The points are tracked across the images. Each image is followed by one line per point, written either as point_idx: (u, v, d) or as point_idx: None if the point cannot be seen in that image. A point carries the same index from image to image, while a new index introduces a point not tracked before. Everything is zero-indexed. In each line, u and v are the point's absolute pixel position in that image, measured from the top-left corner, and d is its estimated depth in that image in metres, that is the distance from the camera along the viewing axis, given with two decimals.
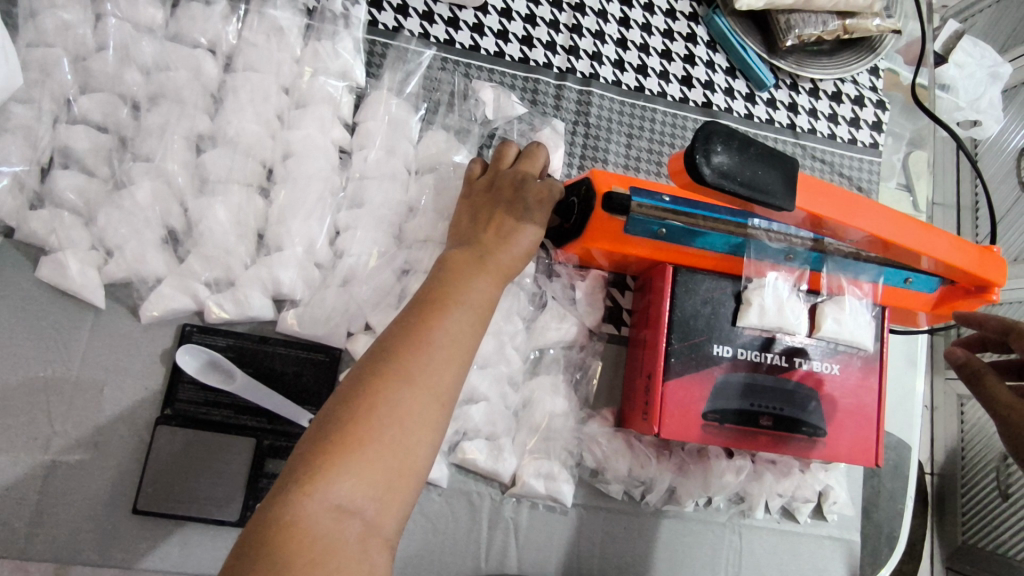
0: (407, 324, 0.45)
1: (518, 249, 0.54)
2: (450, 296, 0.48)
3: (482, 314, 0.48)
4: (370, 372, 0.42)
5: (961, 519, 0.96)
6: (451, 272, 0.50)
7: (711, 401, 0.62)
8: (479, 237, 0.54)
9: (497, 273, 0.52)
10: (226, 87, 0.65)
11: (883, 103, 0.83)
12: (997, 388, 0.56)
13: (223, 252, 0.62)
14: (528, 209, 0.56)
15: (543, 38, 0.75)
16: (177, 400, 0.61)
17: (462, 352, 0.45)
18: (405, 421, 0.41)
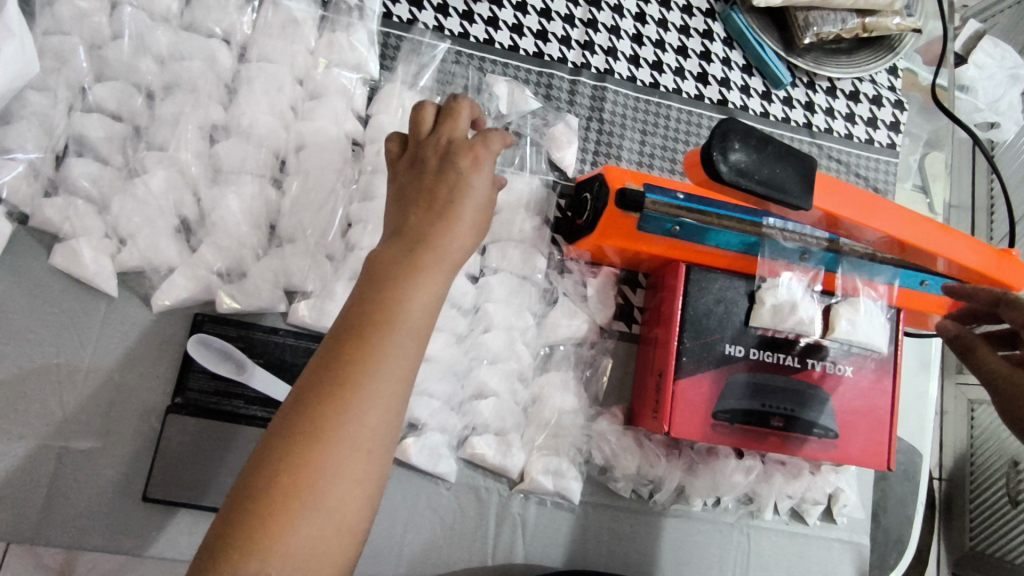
0: (331, 360, 0.40)
1: (462, 233, 0.44)
2: (380, 322, 0.40)
3: (422, 333, 0.42)
4: (295, 424, 0.38)
5: (969, 524, 0.96)
6: (380, 289, 0.41)
7: (722, 400, 0.62)
8: (410, 229, 0.44)
9: (437, 279, 0.43)
10: (240, 78, 0.65)
11: (902, 102, 0.82)
12: (991, 360, 0.55)
13: (235, 243, 0.62)
14: (461, 183, 0.45)
15: (558, 33, 0.75)
16: (188, 389, 0.61)
17: (398, 386, 0.40)
18: (341, 476, 0.37)
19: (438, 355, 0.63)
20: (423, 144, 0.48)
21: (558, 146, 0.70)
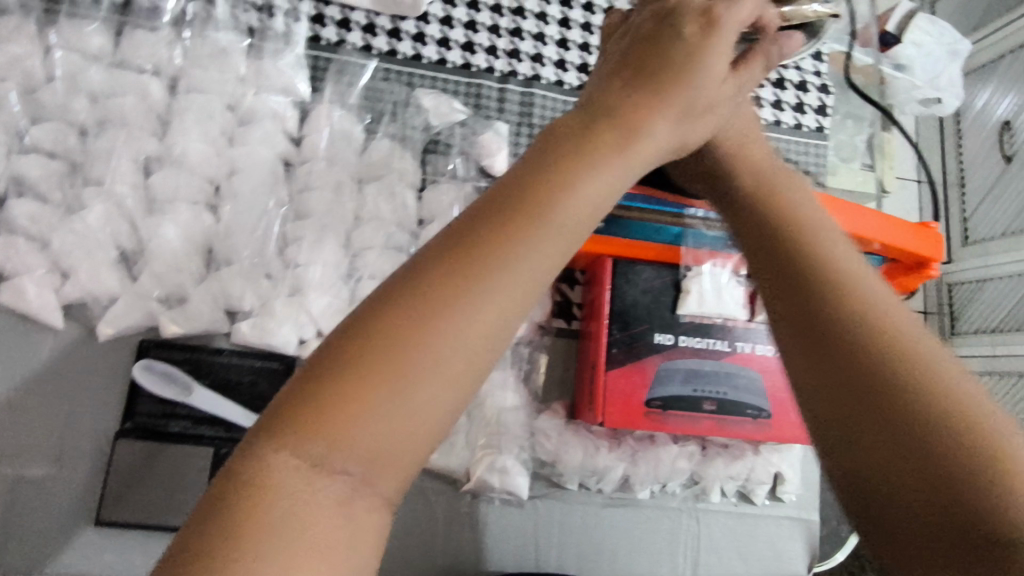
0: (427, 262, 0.30)
1: (664, 120, 0.36)
2: (519, 218, 0.30)
3: (560, 253, 0.31)
4: (346, 340, 0.28)
5: None
6: (527, 178, 0.32)
7: (654, 388, 0.63)
8: (629, 95, 0.36)
9: (611, 173, 0.33)
10: (172, 110, 0.67)
11: (826, 87, 0.84)
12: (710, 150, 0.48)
13: (172, 269, 0.64)
14: (692, 56, 0.37)
15: (484, 44, 0.75)
16: (136, 413, 0.63)
17: (489, 325, 0.29)
18: (387, 419, 0.27)
19: None
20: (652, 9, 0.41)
21: (489, 152, 0.71)
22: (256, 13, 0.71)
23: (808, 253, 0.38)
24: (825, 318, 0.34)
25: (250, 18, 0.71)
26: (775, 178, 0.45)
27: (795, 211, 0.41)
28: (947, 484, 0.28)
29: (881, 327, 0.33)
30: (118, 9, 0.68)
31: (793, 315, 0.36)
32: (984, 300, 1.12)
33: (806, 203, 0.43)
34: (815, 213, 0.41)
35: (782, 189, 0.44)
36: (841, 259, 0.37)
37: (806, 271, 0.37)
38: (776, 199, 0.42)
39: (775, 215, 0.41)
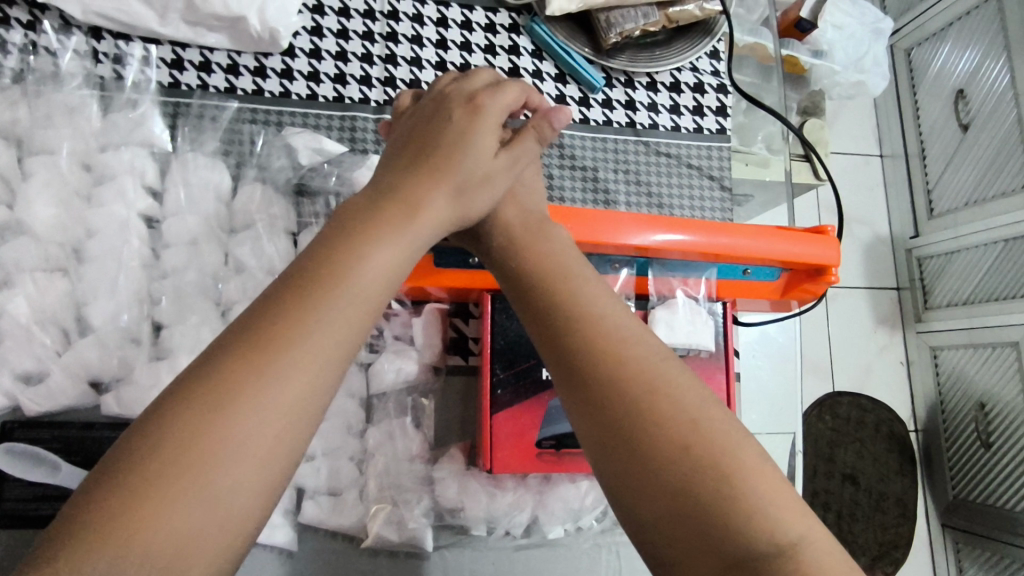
0: (267, 316, 0.35)
1: (447, 182, 0.45)
2: (335, 273, 0.37)
3: (371, 301, 0.38)
4: (205, 388, 0.32)
5: (948, 463, 1.28)
6: (337, 244, 0.38)
7: (546, 427, 0.60)
8: (411, 173, 0.45)
9: (412, 230, 0.41)
10: (20, 173, 0.63)
11: (724, 86, 0.80)
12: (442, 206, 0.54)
13: (27, 344, 0.61)
14: (467, 134, 0.49)
15: (356, 74, 0.73)
16: (4, 500, 0.59)
17: (338, 354, 0.35)
18: (259, 438, 0.32)
19: None
20: (434, 94, 0.53)
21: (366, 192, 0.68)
22: (108, 64, 0.69)
23: (563, 310, 0.43)
24: (586, 370, 0.40)
25: (102, 70, 0.69)
26: (537, 226, 0.51)
27: (553, 260, 0.48)
28: (681, 492, 0.35)
29: (619, 367, 0.40)
30: None
31: (565, 369, 0.41)
32: (954, 273, 1.29)
33: (562, 249, 0.49)
34: (568, 259, 0.48)
35: (553, 238, 0.50)
36: (593, 309, 0.43)
37: (566, 325, 0.42)
38: (544, 252, 0.48)
39: (540, 269, 0.47)
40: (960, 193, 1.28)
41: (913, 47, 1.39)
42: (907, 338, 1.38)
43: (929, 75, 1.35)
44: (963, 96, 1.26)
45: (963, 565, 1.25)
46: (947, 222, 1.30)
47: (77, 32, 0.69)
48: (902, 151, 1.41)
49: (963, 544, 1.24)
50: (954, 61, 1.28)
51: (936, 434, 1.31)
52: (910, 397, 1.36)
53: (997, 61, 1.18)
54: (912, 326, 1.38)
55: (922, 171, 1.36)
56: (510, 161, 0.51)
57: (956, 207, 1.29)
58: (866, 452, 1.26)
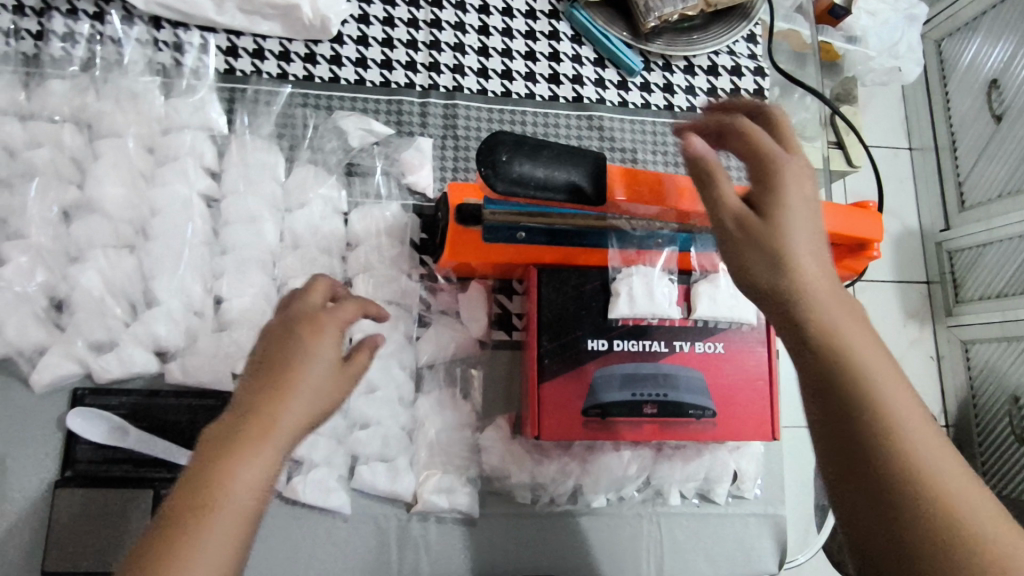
0: (152, 539, 0.38)
1: (307, 387, 0.43)
2: (210, 496, 0.39)
3: (246, 513, 0.39)
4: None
5: (982, 469, 1.12)
6: (205, 467, 0.40)
7: (591, 396, 0.61)
8: (261, 386, 0.43)
9: (273, 451, 0.41)
10: (89, 155, 0.67)
11: (761, 69, 0.82)
12: (722, 180, 0.45)
13: (100, 316, 0.64)
14: (294, 350, 0.44)
15: (402, 59, 0.76)
16: (77, 461, 0.63)
17: (221, 565, 0.38)
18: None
19: None
20: (282, 313, 0.47)
21: (412, 170, 0.71)
22: (167, 52, 0.72)
23: (857, 391, 0.38)
24: (868, 462, 0.37)
25: (162, 56, 0.72)
26: (816, 263, 0.43)
27: (834, 316, 0.41)
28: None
29: (908, 468, 0.36)
30: (26, 60, 0.69)
31: (843, 454, 0.38)
32: (987, 265, 1.13)
33: (846, 303, 0.42)
34: (853, 322, 0.41)
35: (832, 282, 0.43)
36: (883, 392, 0.38)
37: (859, 409, 0.38)
38: (830, 304, 0.41)
39: (823, 329, 0.40)
40: (993, 185, 1.12)
41: (944, 37, 1.23)
42: (938, 333, 1.21)
43: (959, 66, 1.20)
44: (997, 86, 1.11)
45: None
46: (981, 213, 1.14)
47: (139, 22, 0.72)
48: (933, 143, 1.23)
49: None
50: (984, 54, 1.14)
51: (968, 429, 1.15)
52: (941, 392, 1.19)
53: None
54: (942, 320, 1.20)
55: (952, 165, 1.20)
56: (810, 227, 0.44)
57: (990, 198, 1.13)
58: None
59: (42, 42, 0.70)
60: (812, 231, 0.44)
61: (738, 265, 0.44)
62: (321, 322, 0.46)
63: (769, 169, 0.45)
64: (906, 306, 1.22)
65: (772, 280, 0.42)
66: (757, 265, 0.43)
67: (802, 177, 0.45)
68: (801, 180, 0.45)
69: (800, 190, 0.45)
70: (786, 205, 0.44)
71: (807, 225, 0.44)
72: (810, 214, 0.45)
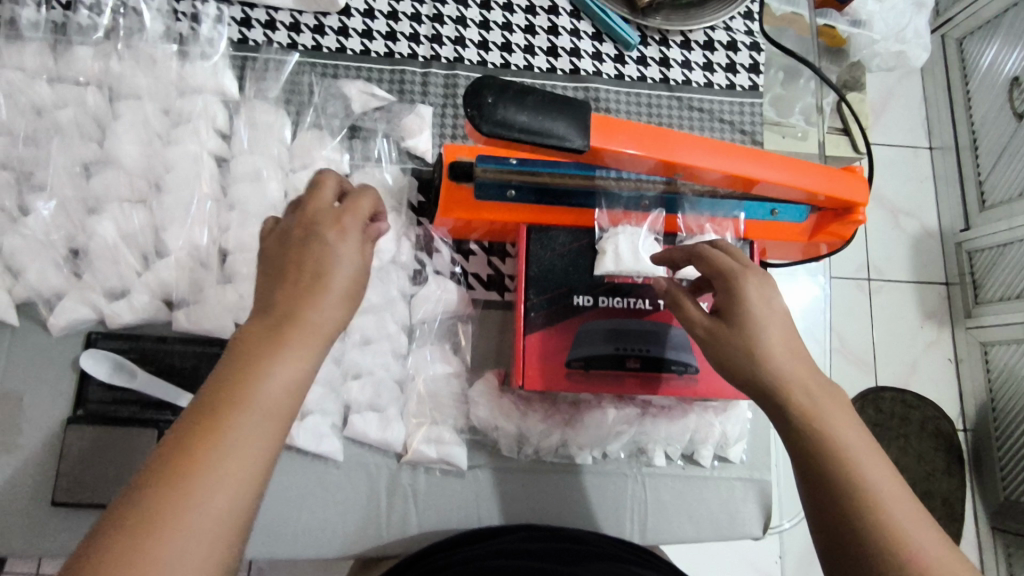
0: (180, 437, 0.35)
1: (338, 290, 0.41)
2: (242, 388, 0.37)
3: (278, 411, 0.37)
4: (130, 509, 0.33)
5: (1000, 473, 1.08)
6: (237, 368, 0.38)
7: (575, 349, 0.62)
8: (287, 286, 0.41)
9: (309, 349, 0.39)
10: (109, 116, 0.71)
11: (757, 44, 0.83)
12: (691, 310, 0.51)
13: (114, 265, 0.68)
14: (326, 247, 0.42)
15: (406, 32, 0.79)
16: (89, 402, 0.66)
17: (252, 459, 0.36)
18: (203, 526, 0.33)
19: None
20: (293, 217, 0.45)
21: (412, 134, 0.74)
22: (186, 22, 0.76)
23: (828, 458, 0.42)
24: (838, 512, 0.41)
25: (180, 26, 0.76)
26: (786, 349, 0.46)
27: (806, 391, 0.44)
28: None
29: (873, 512, 0.40)
30: (55, 28, 0.74)
31: (823, 509, 0.42)
32: (1008, 265, 1.10)
33: (816, 375, 0.46)
34: (826, 395, 0.44)
35: (805, 363, 0.46)
36: (851, 455, 0.42)
37: (829, 472, 0.42)
38: (806, 381, 0.45)
39: (799, 405, 0.44)
40: (1015, 183, 1.09)
41: (966, 37, 1.20)
42: (956, 335, 1.17)
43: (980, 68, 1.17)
44: (1020, 82, 1.08)
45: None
46: (1003, 213, 1.10)
47: None
48: (954, 142, 1.20)
49: (1014, 551, 1.07)
50: (1003, 57, 1.12)
51: (987, 433, 1.11)
52: (959, 396, 1.15)
53: None
54: (961, 322, 1.17)
55: (973, 163, 1.17)
56: (782, 329, 0.47)
57: (1011, 197, 1.10)
58: (911, 450, 1.11)
59: (71, 11, 0.74)
60: (780, 323, 0.47)
61: (717, 358, 0.48)
62: (343, 231, 0.43)
63: (729, 281, 0.49)
64: (925, 306, 1.18)
65: (746, 367, 0.46)
66: (736, 361, 0.46)
67: (762, 284, 0.48)
68: (764, 291, 0.48)
69: (762, 301, 0.47)
70: (750, 307, 0.47)
71: (775, 330, 0.46)
72: (781, 311, 0.48)
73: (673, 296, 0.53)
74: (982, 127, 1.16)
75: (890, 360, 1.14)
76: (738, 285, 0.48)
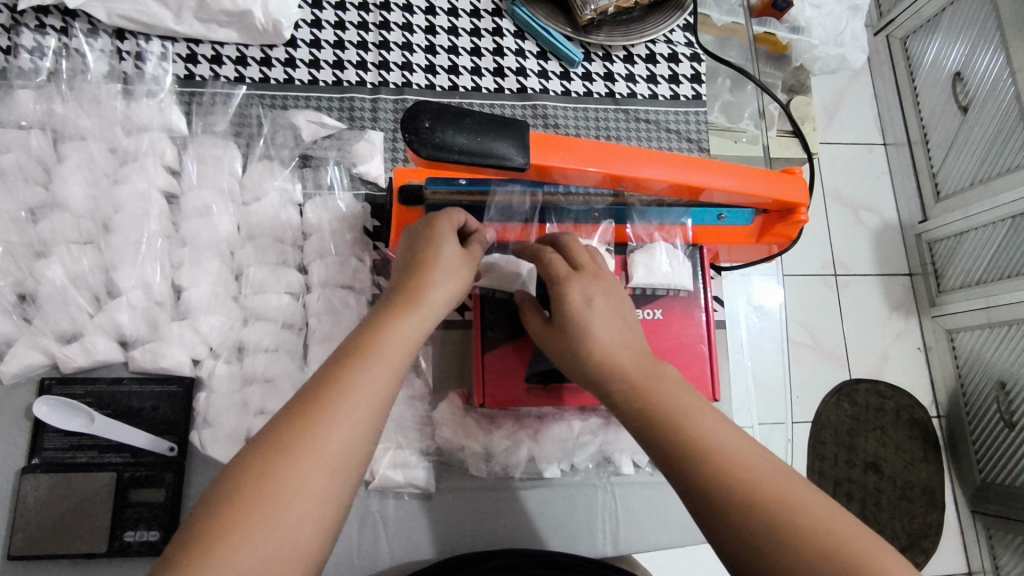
0: (322, 376, 0.42)
1: (444, 277, 0.51)
2: (369, 347, 0.44)
3: (398, 365, 0.45)
4: (262, 449, 0.39)
5: (976, 457, 1.10)
6: (361, 332, 0.45)
7: (533, 364, 0.63)
8: (406, 282, 0.50)
9: (418, 320, 0.48)
10: (55, 158, 0.71)
11: (698, 55, 0.85)
12: (531, 317, 0.59)
13: (63, 308, 0.67)
14: (441, 254, 0.52)
15: (353, 60, 0.80)
16: (44, 449, 0.64)
17: (379, 403, 0.42)
18: (334, 442, 0.39)
19: (271, 375, 0.69)
20: (421, 230, 0.55)
21: (362, 160, 0.75)
22: (130, 61, 0.76)
23: (704, 462, 0.42)
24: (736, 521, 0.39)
25: (124, 65, 0.76)
26: (619, 342, 0.51)
27: (656, 395, 0.47)
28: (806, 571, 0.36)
29: (756, 503, 0.39)
30: None
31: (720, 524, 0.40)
32: (966, 253, 1.12)
33: (659, 378, 0.48)
34: (676, 399, 0.46)
35: (653, 368, 0.49)
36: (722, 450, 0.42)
37: (699, 474, 0.41)
38: (630, 363, 0.50)
39: (646, 399, 0.47)
40: (966, 173, 1.13)
41: (909, 35, 1.24)
42: (923, 325, 1.20)
43: (923, 65, 1.21)
44: (961, 78, 1.12)
45: (999, 561, 1.08)
46: (957, 202, 1.14)
47: (103, 34, 0.76)
48: (906, 138, 1.24)
49: (994, 534, 1.08)
50: (946, 52, 1.16)
51: (959, 418, 1.14)
52: (928, 383, 1.18)
53: (989, 48, 1.07)
54: (927, 311, 1.20)
55: (925, 157, 1.21)
56: (606, 326, 0.52)
57: (964, 186, 1.13)
58: (889, 441, 1.13)
59: (11, 55, 0.74)
60: (615, 324, 0.52)
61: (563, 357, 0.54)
62: (446, 241, 0.53)
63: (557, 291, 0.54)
64: (889, 299, 1.21)
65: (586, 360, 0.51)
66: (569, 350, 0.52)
67: (580, 288, 0.54)
68: (585, 294, 0.54)
69: (586, 301, 0.53)
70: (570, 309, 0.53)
71: (596, 318, 0.52)
72: (600, 304, 0.53)
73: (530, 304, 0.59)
74: (930, 123, 1.20)
75: (856, 354, 1.16)
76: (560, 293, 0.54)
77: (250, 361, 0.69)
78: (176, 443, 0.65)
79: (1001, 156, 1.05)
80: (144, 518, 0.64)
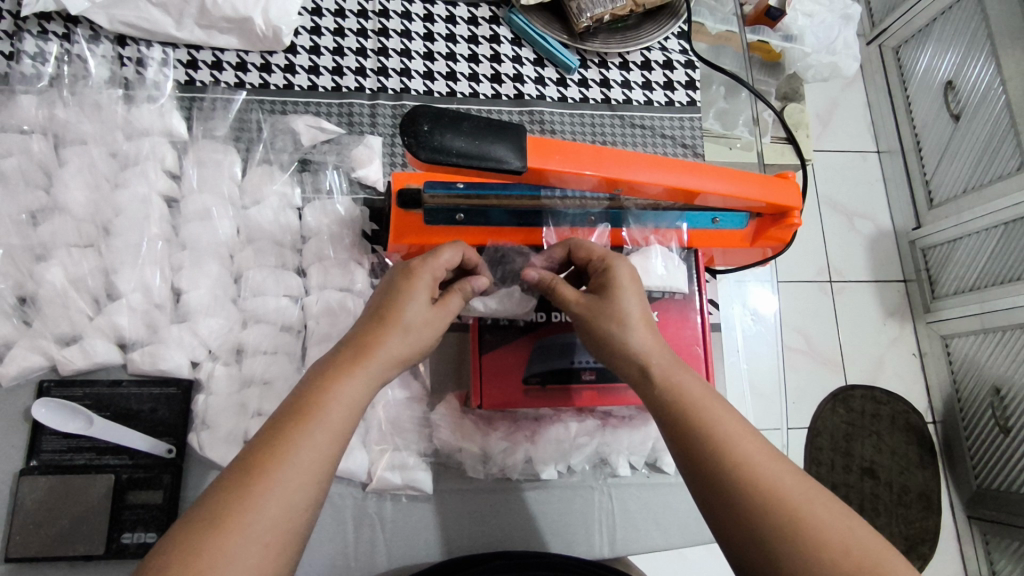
0: (266, 441, 0.42)
1: (403, 328, 0.50)
2: (316, 407, 0.44)
3: (343, 427, 0.44)
4: (197, 522, 0.39)
5: (971, 462, 1.11)
6: (310, 388, 0.45)
7: (532, 365, 0.65)
8: (364, 332, 0.50)
9: (370, 376, 0.47)
10: (55, 162, 0.71)
11: (692, 62, 0.87)
12: (565, 291, 0.56)
13: (63, 310, 0.67)
14: (401, 300, 0.51)
15: (352, 66, 0.81)
16: (43, 451, 0.64)
17: (317, 473, 0.42)
18: (268, 514, 0.39)
19: (270, 377, 0.69)
20: (393, 272, 0.54)
21: (361, 164, 0.76)
22: (131, 66, 0.77)
23: (729, 464, 0.43)
24: (756, 529, 0.41)
25: (125, 71, 0.77)
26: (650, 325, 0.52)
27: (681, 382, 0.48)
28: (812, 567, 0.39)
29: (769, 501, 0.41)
30: None
31: (741, 529, 0.41)
32: (959, 259, 1.13)
33: (682, 370, 0.49)
34: (701, 392, 0.47)
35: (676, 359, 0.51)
36: (755, 463, 0.43)
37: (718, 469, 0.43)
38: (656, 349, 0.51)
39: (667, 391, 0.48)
40: (958, 179, 1.14)
41: (901, 44, 1.26)
42: (917, 329, 1.21)
43: (915, 74, 1.23)
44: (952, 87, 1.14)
45: (996, 566, 1.08)
46: (950, 209, 1.15)
47: (104, 40, 0.77)
48: (899, 145, 1.25)
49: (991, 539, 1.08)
50: (938, 61, 1.18)
51: (955, 424, 1.15)
52: (924, 388, 1.18)
53: (979, 57, 1.08)
54: (922, 317, 1.21)
55: (918, 164, 1.22)
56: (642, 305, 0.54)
57: (955, 193, 1.15)
58: (885, 446, 1.13)
59: (14, 62, 0.75)
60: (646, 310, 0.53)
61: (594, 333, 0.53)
62: (413, 289, 0.52)
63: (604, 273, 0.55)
64: (883, 304, 1.22)
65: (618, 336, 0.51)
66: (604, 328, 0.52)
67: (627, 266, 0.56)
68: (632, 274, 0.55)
69: (629, 279, 0.55)
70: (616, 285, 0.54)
71: (637, 300, 0.53)
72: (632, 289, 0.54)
73: (549, 283, 0.57)
74: (922, 130, 1.22)
75: (851, 358, 1.17)
76: (611, 270, 0.55)
77: (249, 363, 0.69)
78: (174, 445, 0.66)
79: (993, 163, 1.07)
80: (142, 520, 0.64)
